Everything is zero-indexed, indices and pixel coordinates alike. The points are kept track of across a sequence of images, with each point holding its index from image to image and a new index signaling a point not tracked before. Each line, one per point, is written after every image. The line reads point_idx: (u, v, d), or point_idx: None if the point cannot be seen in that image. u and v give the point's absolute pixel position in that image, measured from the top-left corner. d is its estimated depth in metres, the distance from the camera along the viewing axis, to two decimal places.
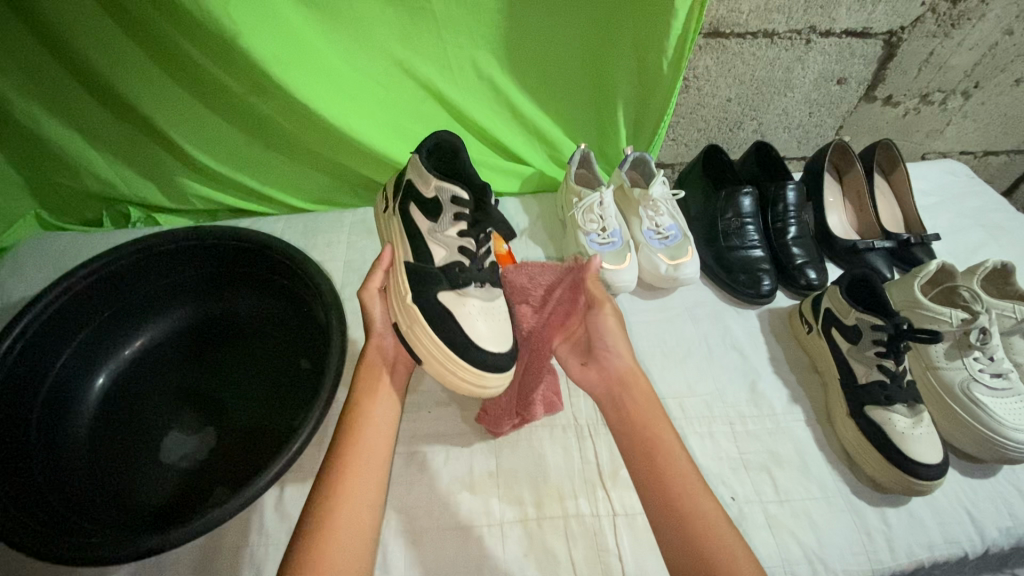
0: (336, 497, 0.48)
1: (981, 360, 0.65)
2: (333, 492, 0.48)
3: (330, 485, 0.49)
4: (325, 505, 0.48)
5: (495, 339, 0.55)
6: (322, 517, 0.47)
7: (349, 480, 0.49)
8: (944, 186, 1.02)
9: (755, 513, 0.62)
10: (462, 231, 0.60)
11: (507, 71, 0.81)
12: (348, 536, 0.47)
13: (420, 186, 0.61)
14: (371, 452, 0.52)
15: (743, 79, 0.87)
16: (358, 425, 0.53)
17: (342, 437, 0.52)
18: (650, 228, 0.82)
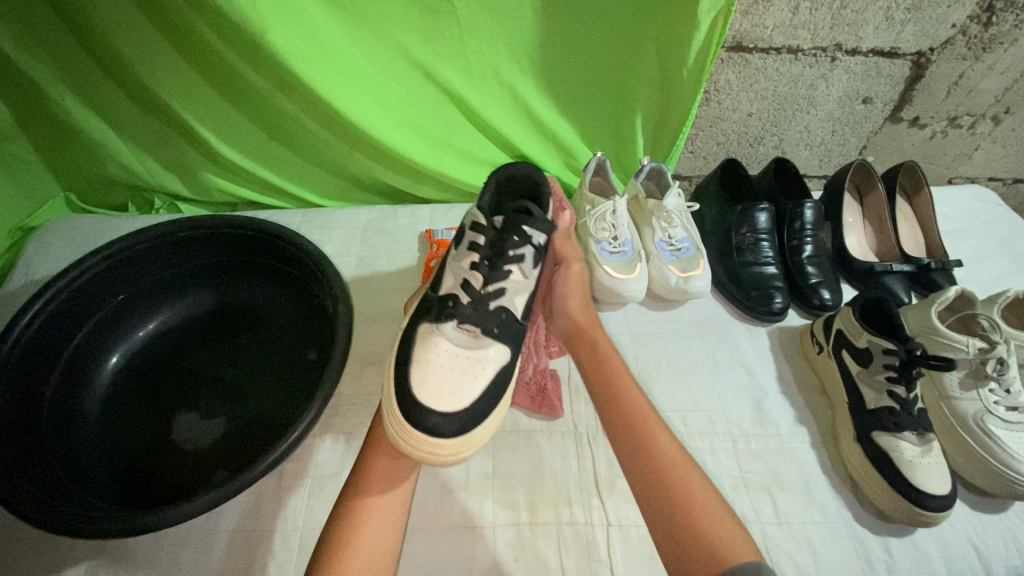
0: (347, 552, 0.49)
1: (996, 392, 0.64)
2: (344, 546, 0.49)
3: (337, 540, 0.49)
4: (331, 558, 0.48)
5: (451, 393, 0.52)
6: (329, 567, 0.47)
7: (362, 534, 0.50)
8: (970, 212, 0.99)
9: (752, 533, 0.60)
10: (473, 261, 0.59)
11: (527, 75, 0.82)
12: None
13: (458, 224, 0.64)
14: (384, 507, 0.52)
15: (765, 95, 0.86)
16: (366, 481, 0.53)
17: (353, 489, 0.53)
18: (662, 239, 0.81)
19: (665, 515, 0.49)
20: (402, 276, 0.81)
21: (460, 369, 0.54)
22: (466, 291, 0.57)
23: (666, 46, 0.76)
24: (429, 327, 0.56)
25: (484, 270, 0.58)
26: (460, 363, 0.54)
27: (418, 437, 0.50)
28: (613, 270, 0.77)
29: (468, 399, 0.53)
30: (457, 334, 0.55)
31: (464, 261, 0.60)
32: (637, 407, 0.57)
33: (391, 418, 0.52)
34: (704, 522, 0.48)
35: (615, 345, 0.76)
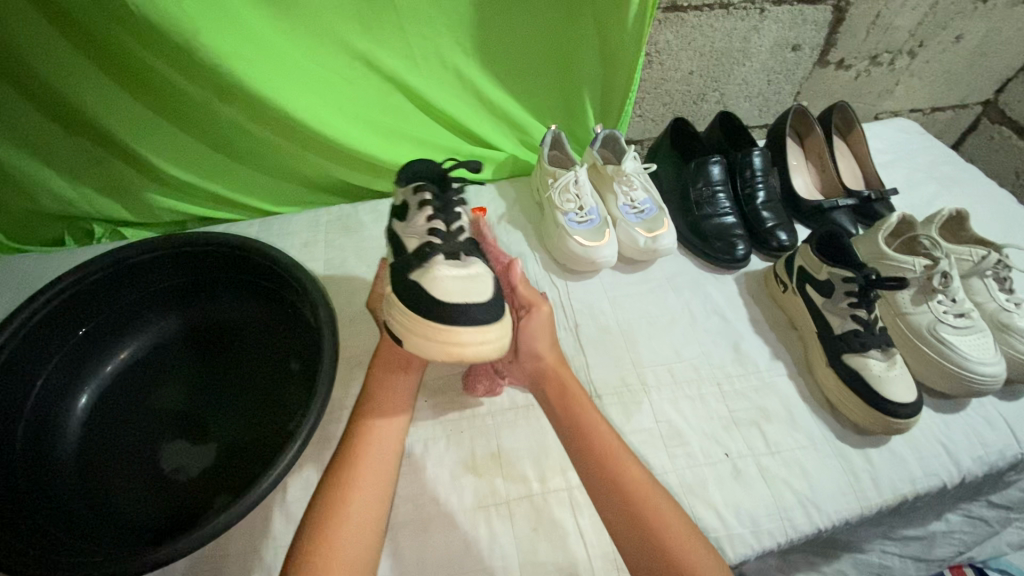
0: (345, 510, 0.50)
1: (944, 303, 0.70)
2: (346, 480, 0.52)
3: (334, 498, 0.51)
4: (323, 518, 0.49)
5: (468, 290, 0.54)
6: (333, 501, 0.51)
7: (365, 455, 0.54)
8: (897, 144, 1.07)
9: (749, 467, 0.64)
10: (429, 217, 0.59)
11: (472, 55, 0.82)
12: (361, 505, 0.51)
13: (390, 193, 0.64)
14: (377, 469, 0.54)
15: (702, 52, 0.89)
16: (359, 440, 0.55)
17: (346, 450, 0.55)
18: (625, 203, 0.83)
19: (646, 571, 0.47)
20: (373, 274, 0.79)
21: (463, 285, 0.55)
22: (438, 236, 0.58)
23: (606, 12, 0.77)
24: (423, 266, 0.55)
25: (442, 217, 0.60)
26: (463, 285, 0.55)
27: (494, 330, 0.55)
28: (583, 239, 0.78)
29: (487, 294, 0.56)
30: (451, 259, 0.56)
31: (418, 222, 0.60)
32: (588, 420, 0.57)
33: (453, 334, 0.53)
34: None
35: (596, 312, 0.77)
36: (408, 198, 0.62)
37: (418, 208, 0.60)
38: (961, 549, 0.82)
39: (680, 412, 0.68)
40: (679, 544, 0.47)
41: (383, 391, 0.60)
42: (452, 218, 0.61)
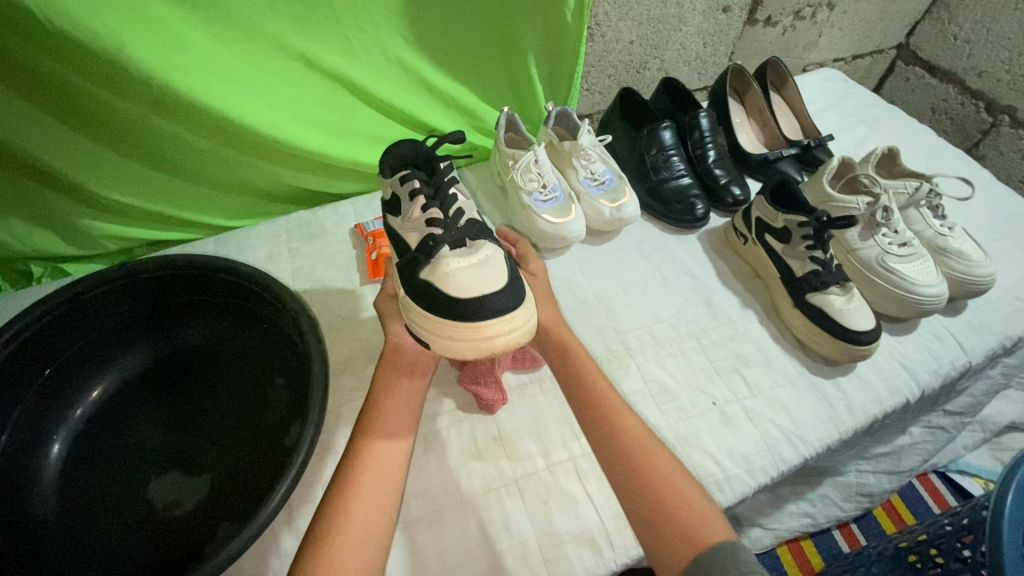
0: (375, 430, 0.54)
1: (887, 235, 0.76)
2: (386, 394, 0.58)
3: (369, 422, 0.55)
4: (355, 453, 0.53)
5: (479, 283, 0.57)
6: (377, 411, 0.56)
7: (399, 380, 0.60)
8: (825, 93, 1.14)
9: (736, 411, 0.68)
10: (423, 208, 0.60)
11: (415, 43, 0.80)
12: (396, 416, 0.57)
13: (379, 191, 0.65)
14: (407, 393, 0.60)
15: (640, 21, 0.91)
16: (373, 420, 0.56)
17: (386, 374, 0.60)
18: (586, 176, 0.85)
19: (630, 488, 0.51)
20: (345, 278, 0.77)
21: (472, 275, 0.58)
22: (437, 225, 0.60)
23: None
24: (430, 262, 0.59)
25: (437, 203, 0.61)
26: (472, 273, 0.58)
27: (492, 324, 0.56)
28: (551, 216, 0.79)
29: (500, 281, 0.58)
30: (455, 249, 0.59)
31: (414, 214, 0.61)
32: (595, 380, 0.60)
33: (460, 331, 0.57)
34: (674, 503, 0.49)
35: (573, 286, 0.79)
36: (395, 188, 0.62)
37: (410, 200, 0.61)
38: (926, 456, 0.89)
39: (666, 370, 0.71)
40: (668, 477, 0.51)
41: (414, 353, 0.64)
42: (446, 203, 0.62)
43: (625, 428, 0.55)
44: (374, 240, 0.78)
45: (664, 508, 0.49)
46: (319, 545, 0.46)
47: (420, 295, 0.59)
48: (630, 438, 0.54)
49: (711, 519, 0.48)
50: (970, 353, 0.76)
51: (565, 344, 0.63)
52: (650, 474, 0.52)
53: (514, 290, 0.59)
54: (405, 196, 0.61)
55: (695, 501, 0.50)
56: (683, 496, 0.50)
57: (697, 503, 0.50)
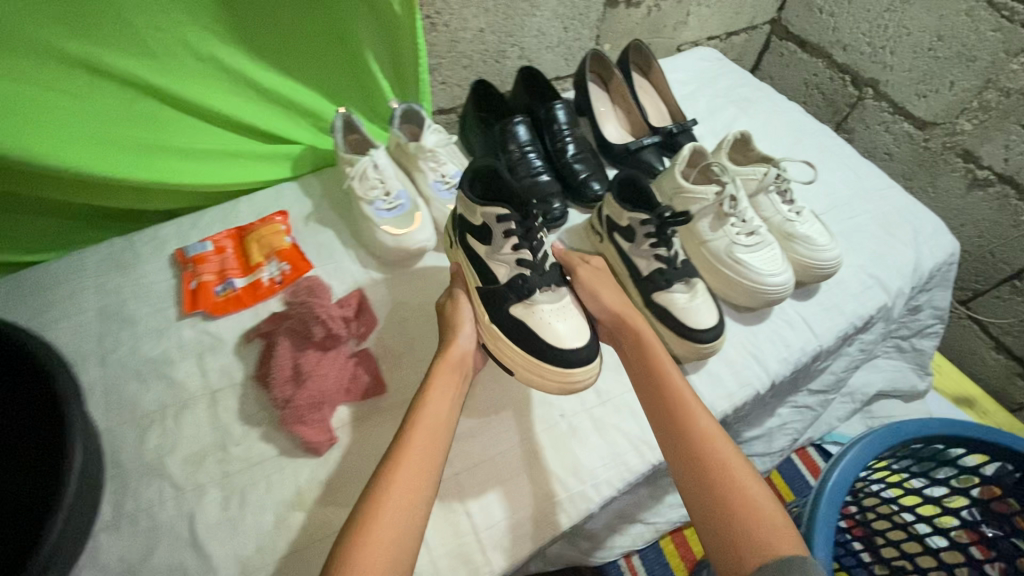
0: (409, 442, 0.52)
1: (736, 225, 0.74)
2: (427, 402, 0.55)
3: (416, 431, 0.53)
4: (393, 462, 0.50)
5: (576, 334, 0.60)
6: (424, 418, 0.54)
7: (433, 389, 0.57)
8: (698, 73, 1.13)
9: (583, 422, 0.65)
10: (517, 246, 0.61)
11: (231, 39, 0.72)
12: (435, 427, 0.54)
13: (466, 213, 0.63)
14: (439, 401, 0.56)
15: (486, 7, 0.85)
16: (406, 441, 0.52)
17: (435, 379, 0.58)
18: (436, 180, 0.79)
19: (693, 488, 0.52)
20: (160, 312, 0.69)
21: (563, 322, 0.61)
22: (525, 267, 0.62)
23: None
24: (524, 301, 0.61)
25: (530, 244, 0.62)
26: (562, 319, 0.61)
27: (579, 372, 0.59)
28: (393, 227, 0.73)
29: (586, 331, 0.62)
30: (545, 292, 0.62)
31: (506, 249, 0.62)
32: (668, 379, 0.59)
33: (544, 374, 0.60)
34: (743, 502, 0.50)
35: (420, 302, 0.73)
36: (488, 219, 0.61)
37: (504, 235, 0.61)
38: (796, 436, 0.91)
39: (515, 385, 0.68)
40: (734, 480, 0.51)
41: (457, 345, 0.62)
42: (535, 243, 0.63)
43: (691, 425, 0.55)
44: (195, 267, 0.72)
45: (730, 506, 0.50)
46: (343, 558, 0.44)
47: (512, 324, 0.61)
48: (704, 435, 0.55)
49: (776, 522, 0.49)
50: (820, 337, 0.77)
51: (645, 346, 0.62)
52: (714, 473, 0.52)
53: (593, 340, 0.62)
54: (496, 229, 0.61)
55: (763, 504, 0.50)
56: (754, 497, 0.50)
57: (763, 506, 0.50)
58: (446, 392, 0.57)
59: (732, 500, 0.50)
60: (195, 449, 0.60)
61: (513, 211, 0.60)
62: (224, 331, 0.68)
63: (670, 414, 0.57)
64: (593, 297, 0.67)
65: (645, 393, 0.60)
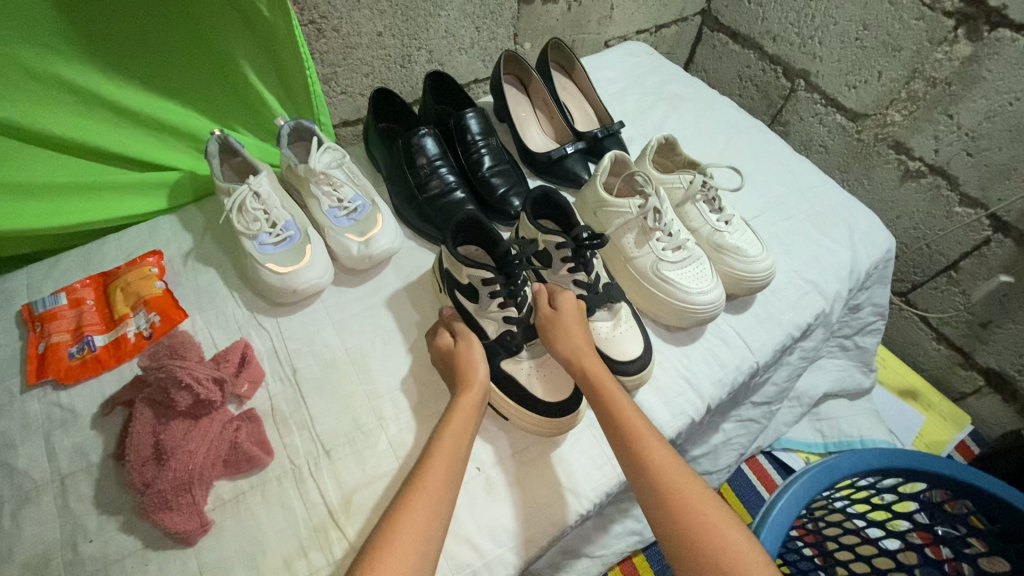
0: (400, 522, 0.43)
1: (661, 240, 0.69)
2: (424, 472, 0.47)
3: (400, 509, 0.44)
4: (373, 553, 0.41)
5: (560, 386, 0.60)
6: (413, 490, 0.45)
7: (439, 452, 0.49)
8: (627, 70, 1.07)
9: (503, 473, 0.59)
10: (503, 304, 0.61)
11: (73, 55, 0.61)
12: (433, 501, 0.45)
13: (454, 272, 0.62)
14: (450, 473, 0.48)
15: (381, 8, 0.76)
16: (403, 519, 0.43)
17: (436, 445, 0.50)
18: (332, 206, 0.70)
19: (672, 545, 0.46)
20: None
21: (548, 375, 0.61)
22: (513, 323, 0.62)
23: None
24: (510, 356, 0.61)
25: (515, 302, 0.61)
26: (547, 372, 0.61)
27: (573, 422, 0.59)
28: (279, 265, 0.65)
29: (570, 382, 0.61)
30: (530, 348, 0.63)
31: (492, 308, 0.61)
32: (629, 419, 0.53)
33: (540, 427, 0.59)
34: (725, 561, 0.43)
35: (318, 346, 0.65)
36: (474, 280, 0.60)
37: (488, 295, 0.60)
38: (743, 450, 0.87)
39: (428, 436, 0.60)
40: (712, 534, 0.45)
41: (470, 383, 0.56)
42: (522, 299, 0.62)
43: (660, 473, 0.49)
44: (43, 326, 0.61)
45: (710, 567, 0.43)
46: None
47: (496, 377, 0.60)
48: (672, 484, 0.48)
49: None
50: (757, 352, 0.72)
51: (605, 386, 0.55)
52: (691, 527, 0.46)
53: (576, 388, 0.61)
54: (484, 291, 0.60)
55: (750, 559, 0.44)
56: (739, 552, 0.44)
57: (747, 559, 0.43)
58: (452, 457, 0.49)
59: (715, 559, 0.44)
60: (37, 551, 0.50)
61: (497, 274, 0.59)
62: (78, 401, 0.58)
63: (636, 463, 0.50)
64: (551, 346, 0.59)
65: (610, 436, 0.54)
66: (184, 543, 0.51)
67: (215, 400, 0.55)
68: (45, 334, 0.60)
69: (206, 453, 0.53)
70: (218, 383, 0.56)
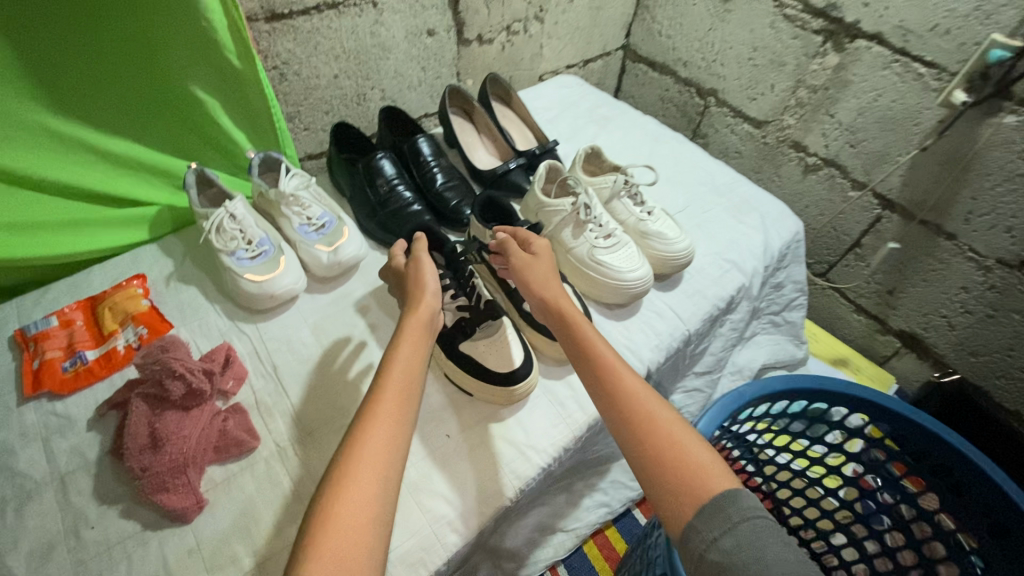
0: (357, 449, 0.49)
1: (593, 230, 0.80)
2: (379, 401, 0.53)
3: (355, 437, 0.50)
4: (335, 480, 0.47)
5: (508, 360, 0.68)
6: (367, 419, 0.52)
7: (392, 381, 0.55)
8: (560, 98, 1.21)
9: (470, 438, 0.66)
10: (454, 296, 0.71)
11: (59, 105, 0.69)
12: (386, 429, 0.51)
13: None
14: (404, 402, 0.54)
15: (336, 54, 0.87)
16: (360, 443, 0.50)
17: (390, 374, 0.56)
18: (302, 223, 0.78)
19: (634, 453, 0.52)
20: None
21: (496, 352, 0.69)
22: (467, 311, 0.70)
23: (185, 16, 0.69)
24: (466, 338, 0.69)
25: (464, 293, 0.71)
26: (495, 350, 0.69)
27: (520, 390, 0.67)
28: (257, 275, 0.72)
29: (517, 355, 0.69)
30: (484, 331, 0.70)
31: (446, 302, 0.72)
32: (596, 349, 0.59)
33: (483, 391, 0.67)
34: (682, 461, 0.49)
35: (295, 345, 0.72)
36: None
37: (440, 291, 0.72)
38: (693, 419, 0.96)
39: None
40: (670, 440, 0.51)
41: (421, 298, 0.63)
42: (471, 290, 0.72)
43: (622, 392, 0.55)
44: (37, 345, 0.66)
45: (669, 466, 0.49)
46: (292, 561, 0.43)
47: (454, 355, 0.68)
48: (634, 400, 0.54)
49: (716, 477, 0.48)
50: (688, 321, 0.83)
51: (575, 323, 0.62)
52: (651, 436, 0.51)
53: (528, 358, 0.69)
54: None
55: (703, 460, 0.49)
56: (693, 454, 0.50)
57: (699, 460, 0.49)
58: (404, 385, 0.55)
59: (670, 460, 0.49)
60: (42, 541, 0.54)
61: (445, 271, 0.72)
62: (73, 409, 0.63)
63: (602, 383, 0.56)
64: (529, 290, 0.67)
65: (582, 368, 0.59)
66: (180, 521, 0.56)
67: (205, 390, 0.61)
68: (40, 351, 0.66)
69: (198, 438, 0.59)
70: (207, 375, 0.62)
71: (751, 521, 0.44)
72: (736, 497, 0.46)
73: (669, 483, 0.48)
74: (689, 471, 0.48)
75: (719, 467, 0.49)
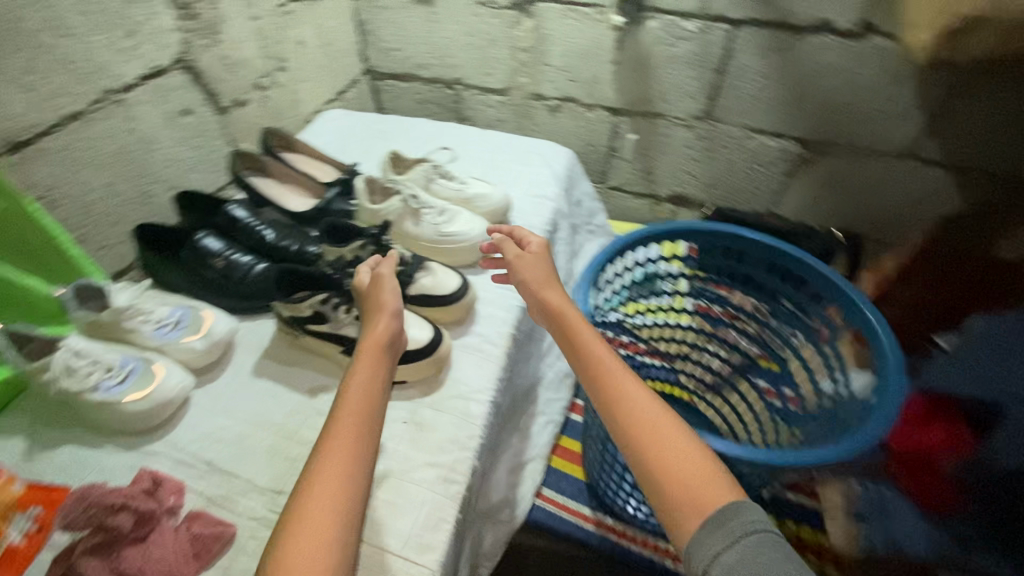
0: (326, 462, 0.54)
1: (429, 212, 0.91)
2: (341, 416, 0.58)
3: (324, 452, 0.56)
4: (306, 492, 0.52)
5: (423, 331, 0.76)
6: (332, 432, 0.57)
7: (351, 394, 0.60)
8: (336, 130, 1.30)
9: (422, 412, 0.74)
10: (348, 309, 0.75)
11: None
12: (351, 440, 0.56)
13: (294, 310, 0.75)
14: (365, 421, 0.59)
15: (100, 162, 0.84)
16: (326, 458, 0.55)
17: (351, 396, 0.60)
18: (156, 327, 0.75)
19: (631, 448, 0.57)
20: None
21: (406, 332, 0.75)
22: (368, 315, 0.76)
23: None
24: None
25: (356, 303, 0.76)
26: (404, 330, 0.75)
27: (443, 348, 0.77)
28: (139, 391, 0.68)
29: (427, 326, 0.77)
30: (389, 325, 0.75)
31: (343, 318, 0.75)
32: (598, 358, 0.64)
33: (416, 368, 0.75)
34: (678, 473, 0.54)
35: (217, 434, 0.70)
36: (315, 307, 0.74)
37: (332, 310, 0.75)
38: None
39: None
40: (672, 455, 0.55)
41: (378, 309, 0.68)
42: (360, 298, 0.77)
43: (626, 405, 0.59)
44: None
45: (663, 471, 0.54)
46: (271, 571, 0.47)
47: None
48: (631, 409, 0.59)
49: (717, 496, 0.52)
50: None
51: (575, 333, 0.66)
52: (651, 443, 0.56)
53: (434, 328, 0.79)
54: (327, 309, 0.74)
55: (709, 475, 0.53)
56: (688, 463, 0.54)
57: (698, 470, 0.54)
58: (361, 407, 0.59)
59: (670, 472, 0.54)
60: None
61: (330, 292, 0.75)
62: None
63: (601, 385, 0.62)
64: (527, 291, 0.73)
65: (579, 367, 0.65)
66: None
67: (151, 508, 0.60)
68: None
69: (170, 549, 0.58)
70: (145, 496, 0.61)
71: (754, 535, 0.48)
72: (737, 512, 0.49)
73: (669, 491, 0.53)
74: (689, 494, 0.52)
75: (719, 487, 0.53)
